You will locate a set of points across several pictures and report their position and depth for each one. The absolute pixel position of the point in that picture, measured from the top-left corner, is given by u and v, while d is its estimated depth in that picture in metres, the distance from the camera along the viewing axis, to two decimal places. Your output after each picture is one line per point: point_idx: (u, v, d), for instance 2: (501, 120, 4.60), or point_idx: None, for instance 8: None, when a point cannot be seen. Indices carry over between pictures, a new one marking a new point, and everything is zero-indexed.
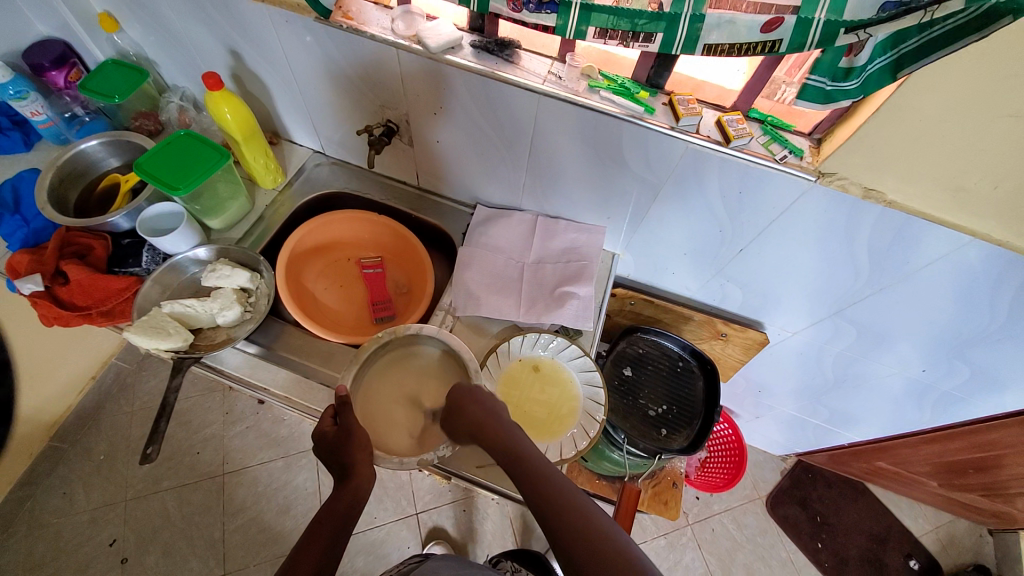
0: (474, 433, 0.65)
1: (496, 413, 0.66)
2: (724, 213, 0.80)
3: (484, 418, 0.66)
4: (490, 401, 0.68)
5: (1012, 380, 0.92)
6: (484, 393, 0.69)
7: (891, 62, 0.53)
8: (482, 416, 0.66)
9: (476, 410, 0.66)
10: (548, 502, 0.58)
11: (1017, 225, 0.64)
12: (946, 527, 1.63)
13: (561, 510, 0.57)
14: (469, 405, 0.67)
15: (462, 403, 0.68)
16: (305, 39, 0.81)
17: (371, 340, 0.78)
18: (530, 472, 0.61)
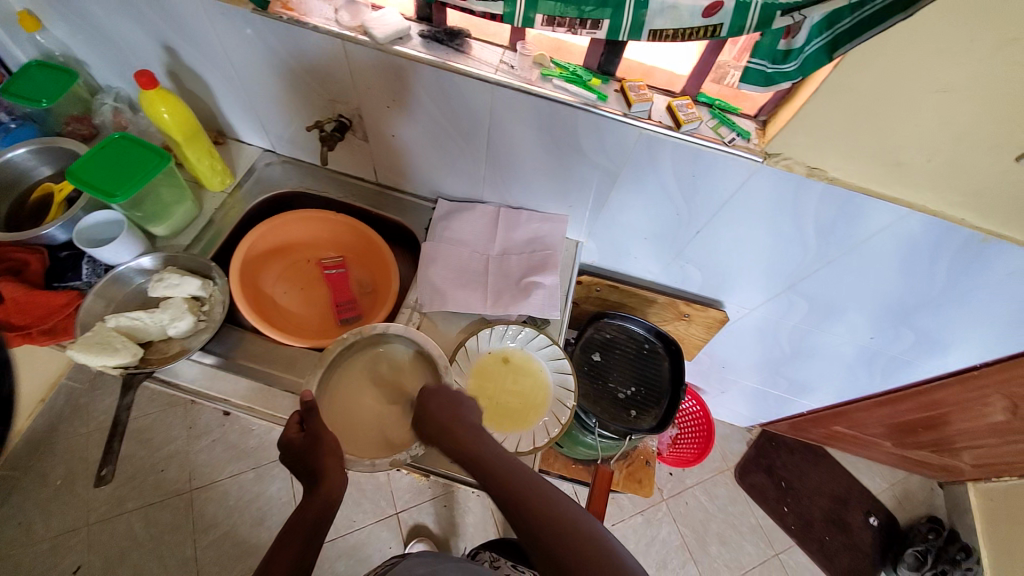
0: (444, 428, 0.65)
1: (464, 406, 0.68)
2: (679, 196, 0.82)
3: (454, 411, 0.66)
4: (458, 394, 0.69)
5: (952, 342, 0.98)
6: (455, 387, 0.69)
7: (826, 43, 0.55)
8: (451, 410, 0.67)
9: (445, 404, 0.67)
10: (519, 497, 0.58)
11: (950, 195, 0.69)
12: (900, 482, 1.74)
13: (534, 504, 0.57)
14: (438, 399, 0.68)
15: (432, 398, 0.68)
16: (245, 32, 0.77)
17: (336, 342, 0.76)
18: (501, 469, 0.61)
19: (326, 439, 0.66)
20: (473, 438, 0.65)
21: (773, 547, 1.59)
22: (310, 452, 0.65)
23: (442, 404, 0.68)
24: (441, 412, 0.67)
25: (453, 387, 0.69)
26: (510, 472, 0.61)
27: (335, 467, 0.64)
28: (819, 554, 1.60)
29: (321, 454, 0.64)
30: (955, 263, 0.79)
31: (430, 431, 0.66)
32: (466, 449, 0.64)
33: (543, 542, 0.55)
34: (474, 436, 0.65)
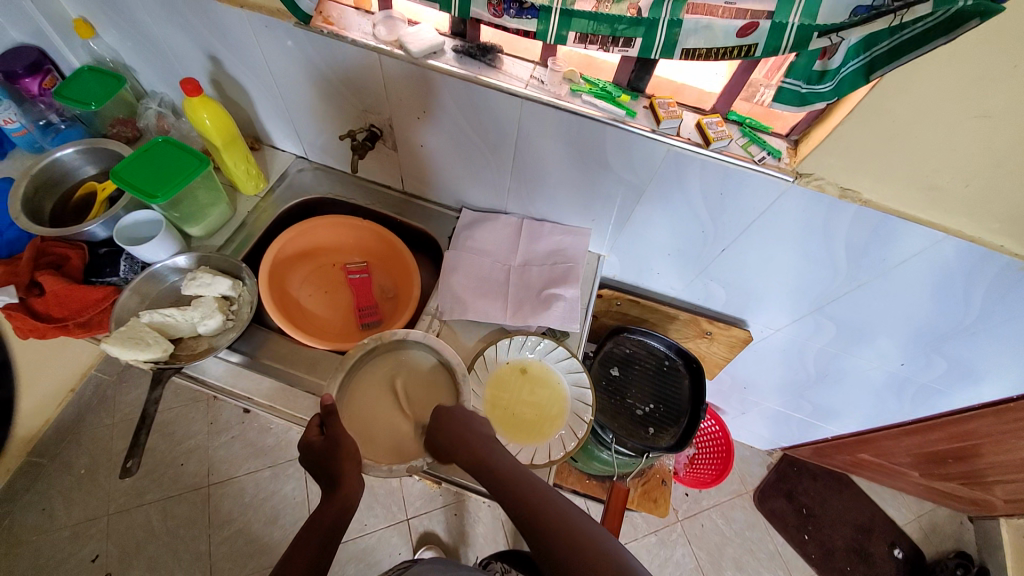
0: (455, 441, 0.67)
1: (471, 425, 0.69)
2: (706, 214, 0.81)
3: (471, 418, 0.68)
4: (476, 401, 0.70)
5: (987, 372, 0.95)
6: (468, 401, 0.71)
7: (863, 64, 0.55)
8: (462, 428, 0.68)
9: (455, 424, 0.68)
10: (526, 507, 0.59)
11: (987, 221, 0.67)
12: (928, 516, 1.67)
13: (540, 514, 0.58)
14: (456, 406, 0.69)
15: (449, 408, 0.70)
16: (286, 43, 0.80)
17: (357, 347, 0.77)
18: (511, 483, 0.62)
19: (345, 441, 0.67)
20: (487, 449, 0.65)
21: None
22: (328, 454, 0.66)
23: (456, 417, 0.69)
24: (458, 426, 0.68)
25: (471, 394, 0.71)
26: (518, 483, 0.62)
27: (352, 470, 0.65)
28: None
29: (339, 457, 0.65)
30: (992, 292, 0.77)
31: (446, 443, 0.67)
32: (482, 457, 0.65)
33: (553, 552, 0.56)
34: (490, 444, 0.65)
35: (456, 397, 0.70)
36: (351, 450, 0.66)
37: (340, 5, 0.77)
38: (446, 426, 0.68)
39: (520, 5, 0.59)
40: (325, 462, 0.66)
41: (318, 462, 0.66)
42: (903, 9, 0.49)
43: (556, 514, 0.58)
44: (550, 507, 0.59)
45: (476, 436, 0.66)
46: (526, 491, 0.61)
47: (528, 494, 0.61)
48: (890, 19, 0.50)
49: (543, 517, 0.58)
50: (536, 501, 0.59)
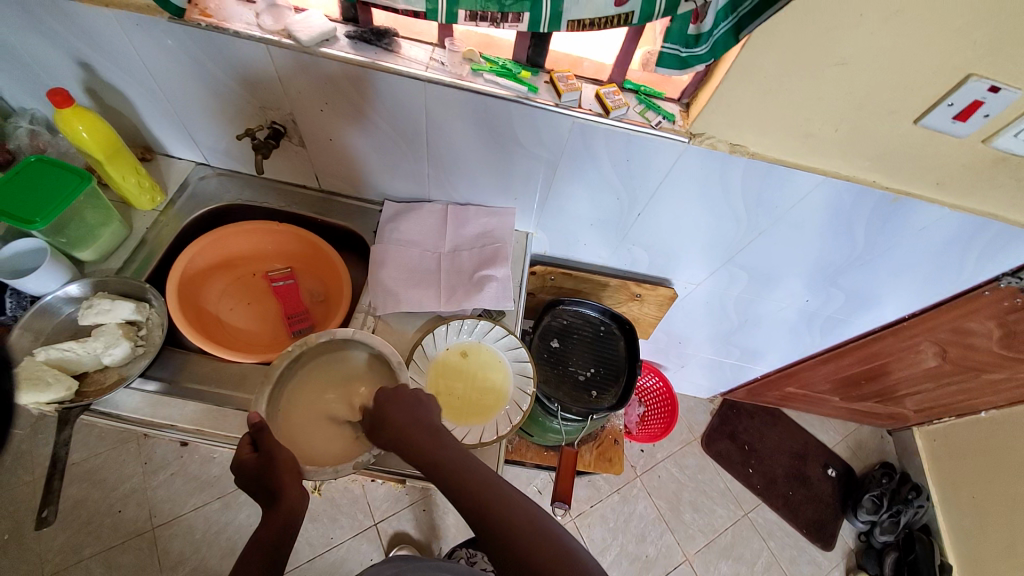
0: (400, 438, 0.64)
1: (420, 415, 0.66)
2: (619, 182, 0.85)
3: (410, 421, 0.65)
4: (415, 402, 0.68)
5: (878, 298, 1.07)
6: (410, 393, 0.69)
7: (732, 25, 0.60)
8: (406, 421, 0.65)
9: (399, 413, 0.66)
10: (475, 495, 0.59)
11: (856, 161, 0.75)
12: (853, 434, 1.87)
13: (488, 502, 0.59)
14: (393, 408, 0.67)
15: (392, 402, 0.68)
16: (163, 42, 0.74)
17: (282, 356, 0.74)
18: (461, 472, 0.61)
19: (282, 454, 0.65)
20: (434, 439, 0.64)
21: (742, 508, 1.67)
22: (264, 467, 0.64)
23: (406, 403, 0.67)
24: (406, 412, 0.67)
25: (407, 396, 0.69)
26: (473, 480, 0.61)
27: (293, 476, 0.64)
28: (785, 509, 1.69)
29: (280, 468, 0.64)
30: (872, 225, 0.86)
31: (394, 432, 0.65)
32: (428, 452, 0.63)
33: (515, 553, 0.56)
34: (438, 438, 0.64)
35: (392, 402, 0.67)
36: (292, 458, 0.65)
37: None
38: (383, 433, 0.66)
39: None
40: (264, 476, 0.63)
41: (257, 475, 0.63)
42: None
43: (515, 516, 0.58)
44: (508, 507, 0.59)
45: (414, 441, 0.64)
46: (476, 492, 0.60)
47: (483, 488, 0.60)
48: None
49: (498, 515, 0.58)
50: (489, 496, 0.59)
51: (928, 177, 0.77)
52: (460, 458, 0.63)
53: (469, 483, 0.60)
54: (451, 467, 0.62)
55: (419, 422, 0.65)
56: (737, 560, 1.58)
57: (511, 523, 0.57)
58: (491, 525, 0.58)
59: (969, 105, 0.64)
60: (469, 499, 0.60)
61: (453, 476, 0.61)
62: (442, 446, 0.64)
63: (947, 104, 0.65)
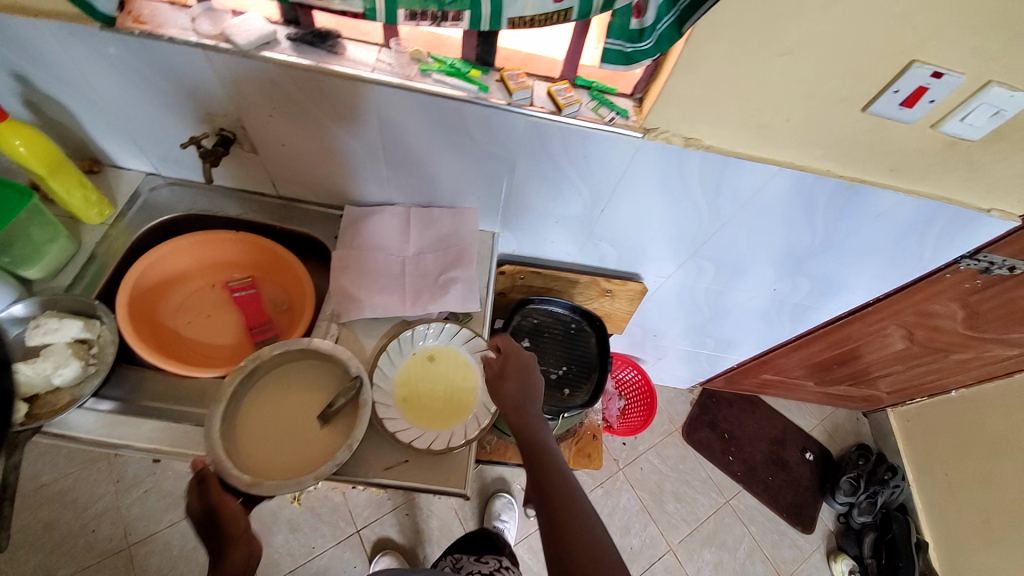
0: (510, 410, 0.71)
1: (529, 399, 0.73)
2: (579, 178, 0.85)
3: (521, 401, 0.72)
4: (530, 386, 0.74)
5: (842, 285, 1.08)
6: (529, 373, 0.76)
7: (675, 19, 0.58)
8: (518, 398, 0.72)
9: (514, 390, 0.73)
10: (545, 478, 0.63)
11: (809, 151, 0.76)
12: (830, 417, 1.91)
13: (554, 487, 0.61)
14: (512, 384, 0.74)
15: (512, 379, 0.75)
16: (99, 51, 0.72)
17: (233, 372, 0.71)
18: (543, 457, 0.65)
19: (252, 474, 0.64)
20: (533, 423, 0.69)
21: (724, 495, 1.69)
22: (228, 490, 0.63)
23: (519, 384, 0.74)
24: (520, 391, 0.73)
25: (527, 377, 0.75)
26: (550, 467, 0.64)
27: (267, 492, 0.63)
28: (766, 494, 1.72)
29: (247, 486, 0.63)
30: (830, 213, 0.87)
31: (505, 404, 0.72)
32: (525, 430, 0.68)
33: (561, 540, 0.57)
34: (537, 424, 0.69)
35: (513, 378, 0.75)
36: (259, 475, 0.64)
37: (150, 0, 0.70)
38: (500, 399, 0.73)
39: None
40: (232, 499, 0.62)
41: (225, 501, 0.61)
42: None
43: (564, 497, 0.60)
44: (559, 485, 0.62)
45: (519, 418, 0.70)
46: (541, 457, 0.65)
47: (554, 477, 0.62)
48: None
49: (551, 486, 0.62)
50: (556, 483, 0.62)
51: (880, 164, 0.77)
52: (541, 427, 0.69)
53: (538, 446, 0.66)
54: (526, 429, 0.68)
55: (528, 405, 0.72)
56: (720, 547, 1.61)
57: (561, 499, 0.60)
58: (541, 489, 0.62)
59: (914, 92, 0.64)
60: (541, 479, 0.63)
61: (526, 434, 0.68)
62: (538, 432, 0.68)
63: (894, 91, 0.64)
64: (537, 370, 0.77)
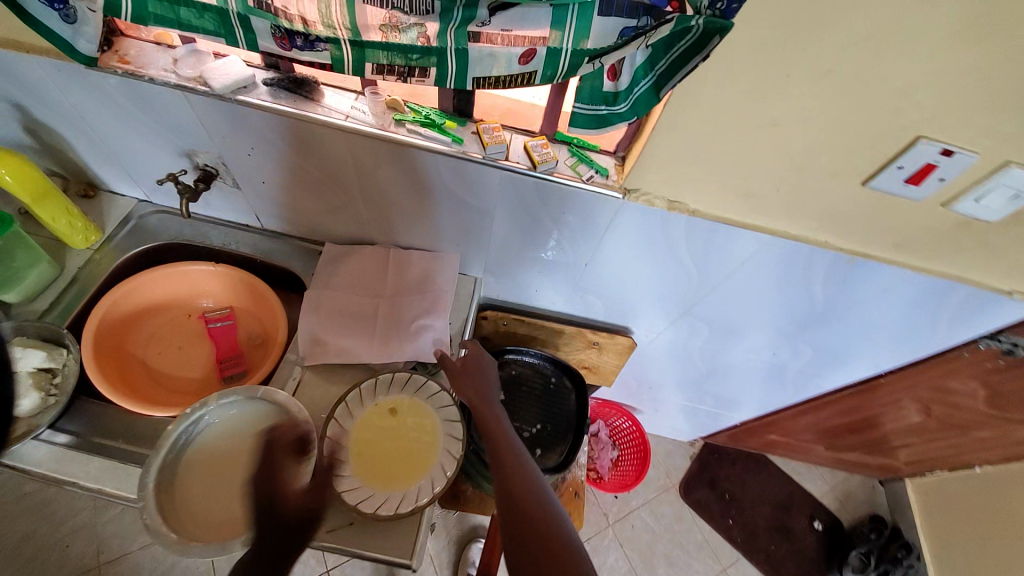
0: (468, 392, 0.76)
1: (488, 383, 0.78)
2: (560, 232, 0.81)
3: (479, 385, 0.77)
4: (489, 375, 0.80)
5: (848, 355, 1.00)
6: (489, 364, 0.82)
7: (652, 83, 0.55)
8: (477, 383, 0.78)
9: (474, 376, 0.79)
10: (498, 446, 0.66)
11: (804, 221, 0.70)
12: (842, 484, 1.78)
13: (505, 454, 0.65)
14: (471, 371, 0.79)
15: (470, 368, 0.80)
16: (87, 89, 0.73)
17: (177, 420, 0.70)
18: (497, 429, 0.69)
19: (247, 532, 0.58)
20: (488, 402, 0.74)
21: (720, 563, 1.58)
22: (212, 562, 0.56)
23: (479, 372, 0.80)
24: (479, 376, 0.79)
25: (486, 366, 0.81)
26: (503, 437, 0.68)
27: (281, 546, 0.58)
28: (767, 565, 1.59)
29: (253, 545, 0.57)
30: (831, 284, 0.81)
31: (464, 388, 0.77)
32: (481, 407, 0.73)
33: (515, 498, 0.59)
34: (491, 403, 0.74)
35: (472, 367, 0.80)
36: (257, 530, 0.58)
37: (137, 41, 0.71)
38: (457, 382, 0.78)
39: (306, 38, 0.56)
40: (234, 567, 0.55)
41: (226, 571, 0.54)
42: (649, 30, 0.49)
43: (535, 504, 0.58)
44: (528, 491, 0.60)
45: (475, 398, 0.75)
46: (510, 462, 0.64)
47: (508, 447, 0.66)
48: (643, 42, 0.50)
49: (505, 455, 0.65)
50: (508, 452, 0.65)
51: (885, 238, 0.71)
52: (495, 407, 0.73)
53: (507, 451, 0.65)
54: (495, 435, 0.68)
55: (485, 389, 0.77)
56: None
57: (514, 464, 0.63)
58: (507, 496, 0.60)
59: (920, 169, 0.58)
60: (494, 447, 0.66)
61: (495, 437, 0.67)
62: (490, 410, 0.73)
63: (897, 166, 0.59)
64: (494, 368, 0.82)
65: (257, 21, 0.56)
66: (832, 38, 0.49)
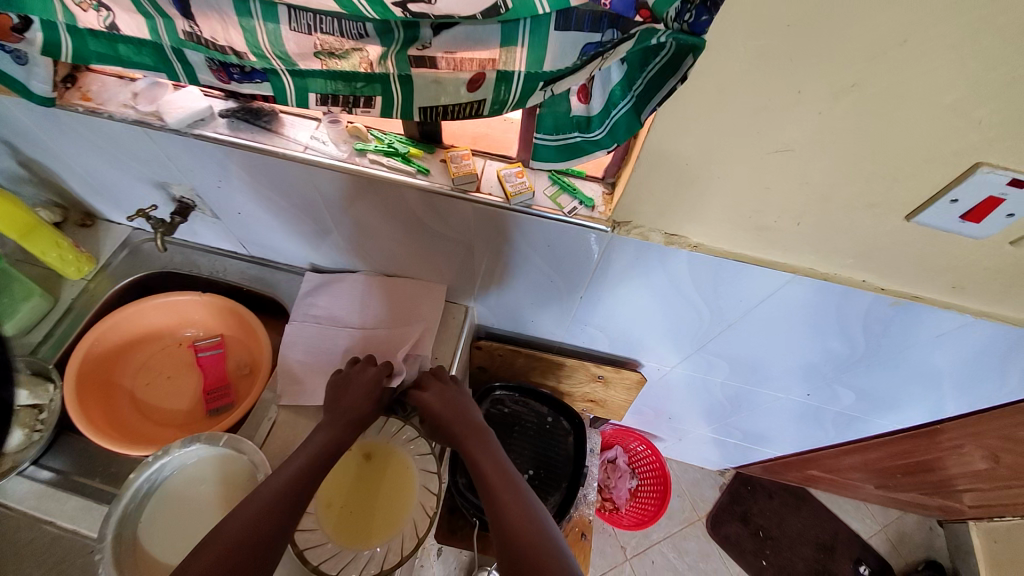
0: (441, 423, 0.72)
1: (464, 403, 0.74)
2: (548, 266, 0.74)
3: (452, 410, 0.73)
4: (457, 395, 0.75)
5: (897, 399, 0.86)
6: (457, 387, 0.77)
7: (632, 105, 0.45)
8: (448, 408, 0.73)
9: (443, 401, 0.74)
10: (483, 476, 0.64)
11: (834, 257, 0.58)
12: (896, 524, 1.58)
13: (490, 480, 0.63)
14: (439, 396, 0.74)
15: (433, 393, 0.75)
16: (57, 125, 0.71)
17: (138, 468, 0.67)
18: (480, 455, 0.66)
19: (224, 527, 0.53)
20: (469, 423, 0.71)
21: None
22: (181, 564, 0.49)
23: (448, 395, 0.74)
24: (449, 399, 0.74)
25: (455, 387, 0.76)
26: (487, 462, 0.65)
27: (266, 546, 0.53)
28: None
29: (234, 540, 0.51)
30: (873, 327, 0.68)
31: (435, 418, 0.73)
32: (461, 433, 0.70)
33: (504, 524, 0.57)
34: (475, 422, 0.72)
35: (435, 391, 0.75)
36: (243, 524, 0.53)
37: (101, 76, 0.69)
38: (428, 412, 0.73)
39: (241, 69, 0.51)
40: (217, 566, 0.49)
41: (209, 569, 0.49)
42: (609, 50, 0.40)
43: (539, 540, 0.55)
44: (520, 512, 0.58)
45: (451, 427, 0.71)
46: (507, 500, 0.59)
47: (494, 474, 0.63)
48: (601, 63, 0.42)
49: (492, 483, 0.62)
50: (494, 478, 0.63)
51: (939, 279, 0.58)
52: (473, 428, 0.70)
53: (502, 489, 0.61)
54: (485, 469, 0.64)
55: (459, 410, 0.73)
56: None
57: (502, 489, 0.61)
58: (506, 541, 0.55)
59: (981, 203, 0.46)
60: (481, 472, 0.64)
61: (485, 476, 0.63)
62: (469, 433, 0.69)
63: (949, 199, 0.47)
64: (464, 389, 0.77)
65: (192, 54, 0.51)
66: (853, 45, 0.38)
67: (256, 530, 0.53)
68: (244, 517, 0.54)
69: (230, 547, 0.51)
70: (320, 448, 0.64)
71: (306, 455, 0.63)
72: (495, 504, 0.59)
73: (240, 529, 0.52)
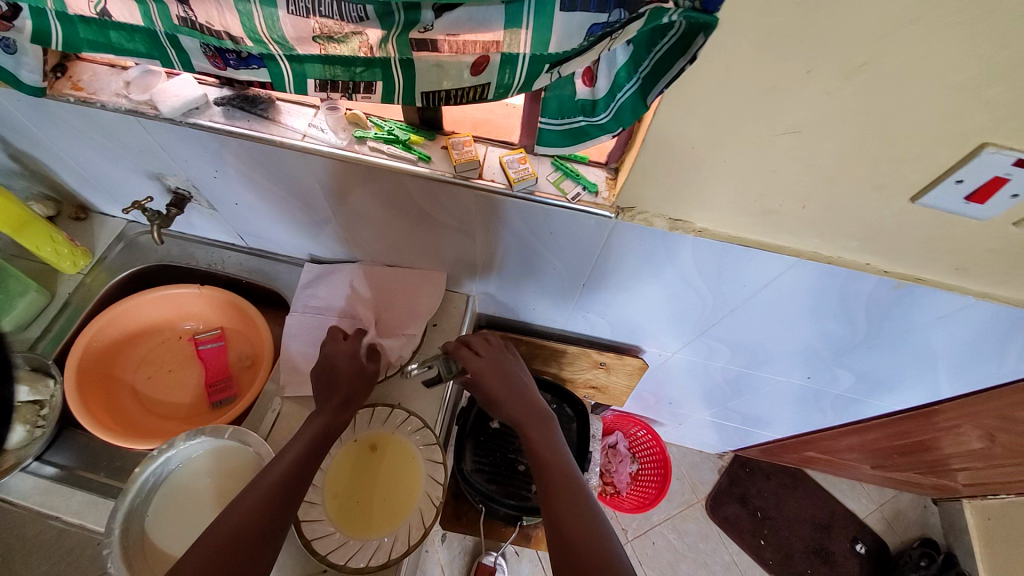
0: (495, 401, 0.71)
1: (520, 383, 0.74)
2: (550, 252, 0.73)
3: (507, 389, 0.72)
4: (511, 374, 0.74)
5: (897, 381, 0.87)
6: (512, 366, 0.76)
7: (637, 88, 0.44)
8: (504, 387, 0.72)
9: (498, 379, 0.73)
10: (540, 467, 0.64)
11: (839, 241, 0.58)
12: (892, 503, 1.61)
13: (549, 470, 0.63)
14: (494, 373, 0.73)
15: (486, 368, 0.74)
16: (45, 115, 0.69)
17: (143, 461, 0.68)
18: (539, 444, 0.66)
19: (221, 522, 0.53)
20: (525, 404, 0.71)
21: None
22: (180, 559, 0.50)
23: (500, 372, 0.74)
24: (503, 376, 0.73)
25: (510, 366, 0.76)
26: (545, 451, 0.65)
27: (268, 534, 0.53)
28: None
29: (225, 536, 0.51)
30: (876, 310, 0.68)
31: (489, 396, 0.72)
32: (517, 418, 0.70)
33: (558, 517, 0.57)
34: (530, 405, 0.71)
35: (491, 366, 0.74)
36: (232, 520, 0.53)
37: (92, 65, 0.67)
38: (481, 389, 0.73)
39: (238, 54, 0.50)
40: (214, 562, 0.49)
41: (213, 560, 0.49)
42: (617, 30, 0.39)
43: (594, 542, 0.54)
44: (575, 507, 0.58)
45: (506, 407, 0.71)
46: (568, 503, 0.58)
47: (549, 465, 0.64)
48: (609, 44, 0.41)
49: (549, 476, 0.63)
50: (550, 472, 0.63)
51: (942, 261, 0.58)
52: (530, 414, 0.70)
53: (561, 490, 0.60)
54: (544, 465, 0.64)
55: (513, 391, 0.72)
56: None
57: (561, 478, 0.62)
58: (563, 544, 0.55)
59: (988, 183, 0.46)
60: (539, 462, 0.64)
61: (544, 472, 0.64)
62: (525, 421, 0.69)
63: (954, 180, 0.46)
64: (518, 366, 0.76)
65: (186, 40, 0.49)
66: (864, 22, 0.37)
67: (252, 520, 0.53)
68: (236, 513, 0.54)
69: (223, 541, 0.51)
70: (315, 436, 0.64)
71: (303, 441, 0.63)
72: (554, 504, 0.59)
73: (239, 521, 0.53)
